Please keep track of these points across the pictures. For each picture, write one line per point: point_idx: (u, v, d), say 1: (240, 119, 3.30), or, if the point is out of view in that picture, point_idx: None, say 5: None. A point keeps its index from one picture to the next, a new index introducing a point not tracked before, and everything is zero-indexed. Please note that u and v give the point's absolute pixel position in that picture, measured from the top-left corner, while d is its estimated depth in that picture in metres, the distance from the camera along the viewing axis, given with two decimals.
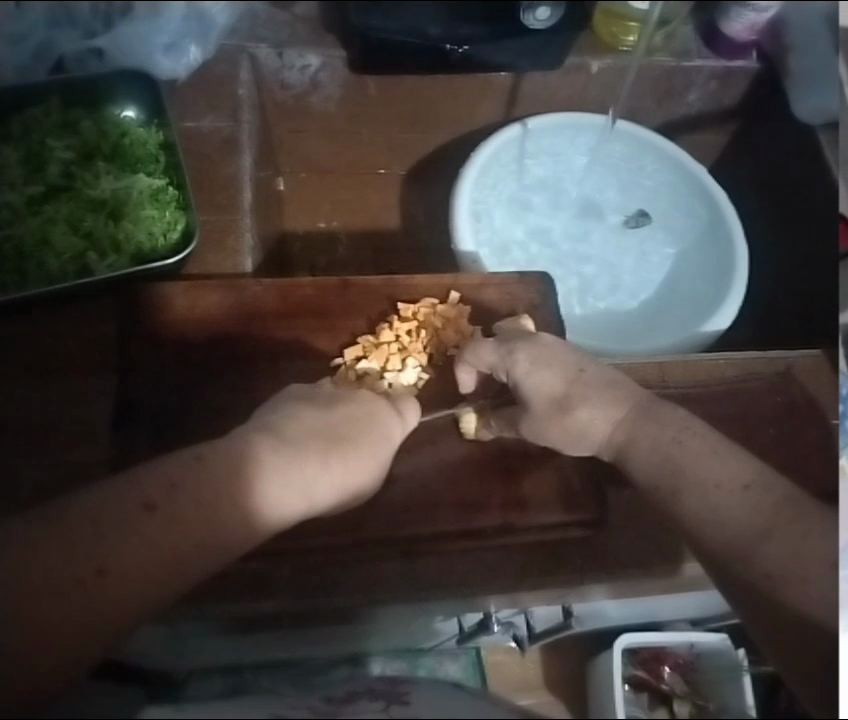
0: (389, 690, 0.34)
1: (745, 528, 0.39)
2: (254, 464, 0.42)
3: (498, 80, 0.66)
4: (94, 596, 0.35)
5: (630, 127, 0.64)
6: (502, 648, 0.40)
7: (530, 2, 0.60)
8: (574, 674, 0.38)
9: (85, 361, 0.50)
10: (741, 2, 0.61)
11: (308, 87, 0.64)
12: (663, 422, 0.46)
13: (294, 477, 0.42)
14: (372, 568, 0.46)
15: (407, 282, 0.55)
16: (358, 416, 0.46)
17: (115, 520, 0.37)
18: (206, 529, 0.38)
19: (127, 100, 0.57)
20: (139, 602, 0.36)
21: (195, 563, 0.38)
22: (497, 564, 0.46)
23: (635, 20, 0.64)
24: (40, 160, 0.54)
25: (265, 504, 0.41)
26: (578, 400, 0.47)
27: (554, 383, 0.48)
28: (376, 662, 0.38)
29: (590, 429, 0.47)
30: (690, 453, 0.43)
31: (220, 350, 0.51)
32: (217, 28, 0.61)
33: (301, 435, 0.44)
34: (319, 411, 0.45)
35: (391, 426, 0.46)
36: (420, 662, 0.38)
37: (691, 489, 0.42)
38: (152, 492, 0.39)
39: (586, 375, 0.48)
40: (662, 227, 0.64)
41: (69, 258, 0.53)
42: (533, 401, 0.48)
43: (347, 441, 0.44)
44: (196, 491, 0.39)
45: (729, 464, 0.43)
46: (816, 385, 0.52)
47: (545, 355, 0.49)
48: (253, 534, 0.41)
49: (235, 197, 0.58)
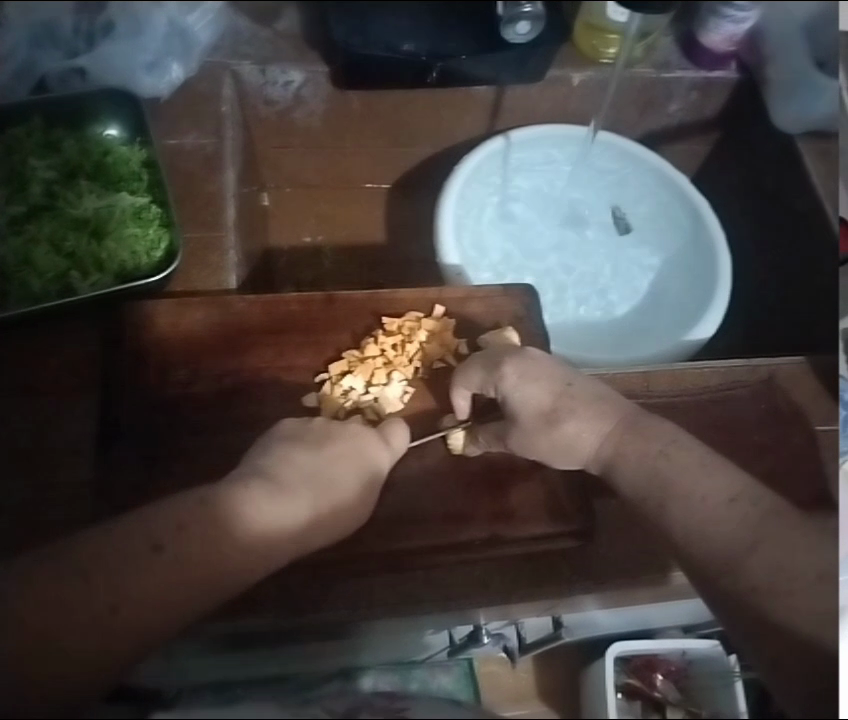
0: (388, 706, 0.34)
1: (730, 544, 0.39)
2: (251, 501, 0.42)
3: (479, 94, 0.66)
4: (106, 631, 0.35)
5: (613, 138, 0.65)
6: (495, 658, 0.40)
7: (510, 17, 0.65)
8: (567, 681, 0.38)
9: (69, 381, 0.50)
10: (716, 15, 0.64)
11: (292, 102, 0.65)
12: (649, 436, 0.46)
13: (293, 509, 0.42)
14: (361, 584, 0.45)
15: (391, 297, 0.55)
16: (351, 450, 0.46)
17: (124, 557, 0.37)
18: (215, 563, 0.38)
19: (110, 119, 0.57)
20: (150, 636, 0.36)
21: (205, 597, 0.38)
22: (484, 576, 0.46)
23: (615, 31, 0.65)
24: (22, 180, 0.54)
25: (269, 538, 0.41)
26: (565, 414, 0.48)
27: (543, 397, 0.48)
28: (368, 675, 0.37)
29: (577, 443, 0.47)
30: (676, 466, 0.43)
31: (204, 367, 0.51)
32: (199, 45, 0.62)
33: (299, 472, 0.44)
34: (315, 446, 0.45)
35: (380, 453, 0.47)
36: (412, 676, 0.38)
37: (677, 500, 0.42)
38: (159, 532, 0.39)
39: (574, 388, 0.49)
40: (647, 235, 0.64)
41: (52, 277, 0.53)
42: (522, 415, 0.48)
43: (340, 474, 0.45)
44: (201, 529, 0.39)
45: (719, 477, 0.43)
46: (800, 394, 0.52)
47: (533, 369, 0.49)
48: (259, 567, 0.41)
49: (219, 212, 0.58)
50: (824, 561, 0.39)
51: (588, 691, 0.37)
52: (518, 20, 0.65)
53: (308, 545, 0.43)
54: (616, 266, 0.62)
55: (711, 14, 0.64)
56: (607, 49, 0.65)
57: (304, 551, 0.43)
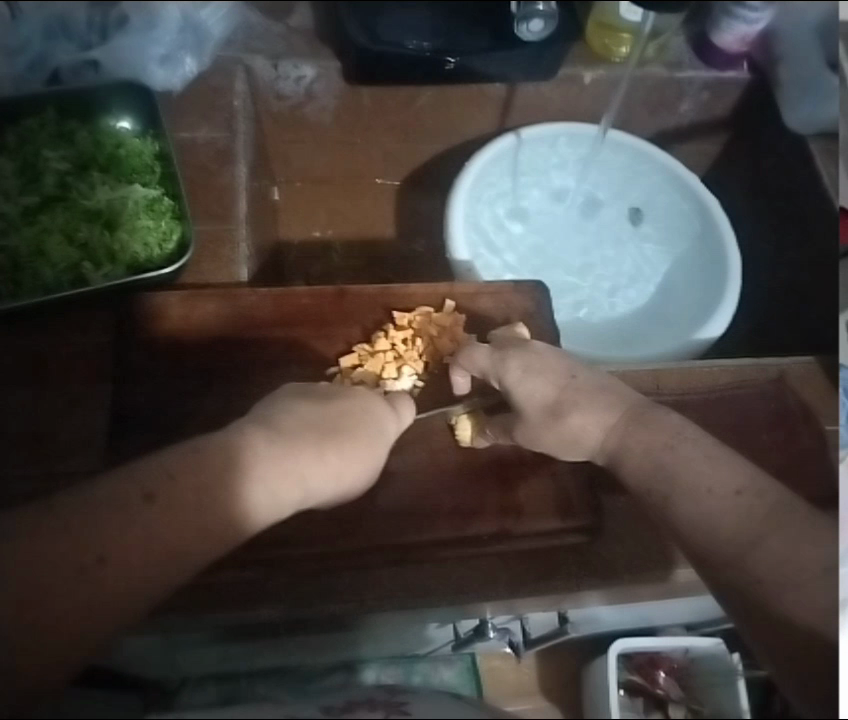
0: (389, 700, 0.33)
1: (741, 531, 0.38)
2: (250, 450, 0.41)
3: (492, 89, 0.68)
4: (97, 584, 0.33)
5: (622, 137, 0.65)
6: (498, 653, 0.40)
7: (524, 14, 0.63)
8: (566, 679, 0.37)
9: (82, 372, 0.50)
10: (731, 17, 0.60)
11: (304, 98, 0.66)
12: (655, 429, 0.45)
13: (296, 463, 0.42)
14: (370, 576, 0.45)
15: (402, 291, 0.56)
16: (354, 409, 0.46)
17: (114, 509, 0.36)
18: (207, 515, 0.38)
19: (123, 111, 0.57)
20: (140, 592, 0.35)
21: (197, 553, 0.37)
22: (491, 571, 0.46)
23: (628, 30, 0.64)
24: (35, 171, 0.54)
25: (264, 488, 0.41)
26: (570, 407, 0.47)
27: (546, 390, 0.48)
28: (371, 669, 0.37)
29: (582, 436, 0.47)
30: (683, 459, 0.43)
31: (215, 358, 0.51)
32: (213, 39, 0.61)
33: (295, 426, 0.44)
34: (315, 404, 0.46)
35: (387, 419, 0.47)
36: (415, 668, 0.37)
37: (684, 495, 0.41)
38: (150, 482, 0.38)
39: (577, 381, 0.48)
40: (659, 226, 0.64)
41: (64, 268, 0.53)
42: (527, 408, 0.48)
43: (342, 431, 0.45)
44: (195, 479, 0.39)
45: (724, 471, 0.42)
46: (812, 391, 0.51)
47: (536, 363, 0.49)
48: (250, 519, 0.40)
49: (230, 205, 0.59)
50: (827, 554, 0.37)
51: (591, 683, 0.37)
52: (532, 17, 0.63)
53: (302, 499, 0.42)
54: (624, 256, 0.63)
55: (725, 15, 0.60)
56: (619, 47, 0.65)
57: (297, 506, 0.42)
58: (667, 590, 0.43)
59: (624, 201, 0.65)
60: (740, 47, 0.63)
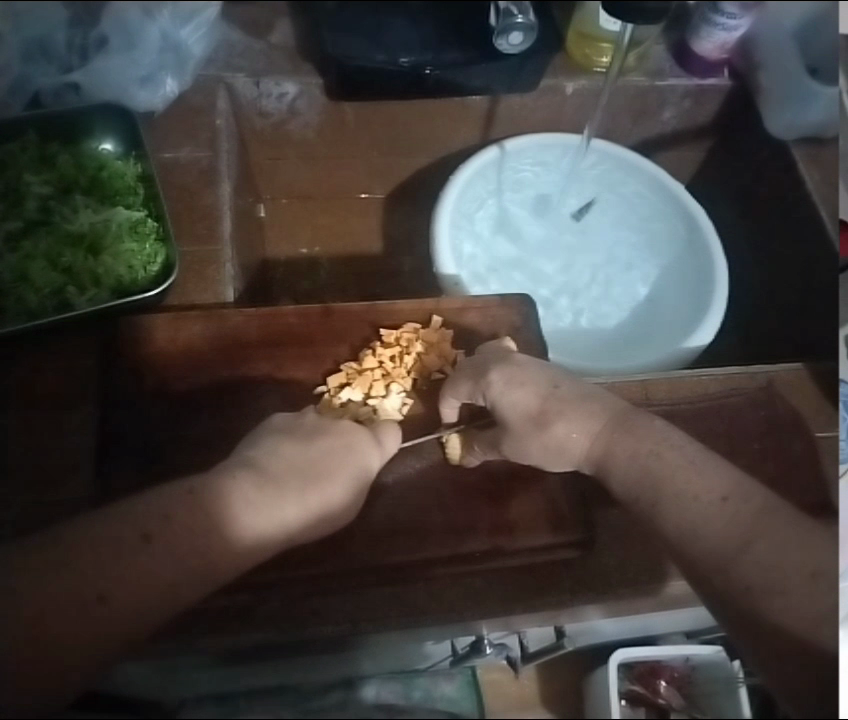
0: None
1: (725, 543, 0.38)
2: (235, 494, 0.41)
3: (474, 103, 0.68)
4: (95, 622, 0.33)
5: (608, 146, 0.65)
6: (497, 664, 0.42)
7: (503, 28, 0.65)
8: (566, 687, 0.41)
9: (68, 396, 0.50)
10: (709, 24, 0.62)
11: (287, 114, 0.68)
12: (639, 435, 0.45)
13: (284, 502, 0.42)
14: (360, 599, 0.45)
15: (388, 308, 0.55)
16: (340, 447, 0.46)
17: (112, 549, 0.36)
18: (201, 558, 0.38)
19: (106, 133, 0.57)
20: (126, 638, 0.35)
21: (190, 591, 0.37)
22: (486, 588, 0.46)
23: (608, 41, 0.66)
24: (17, 195, 0.53)
25: (255, 532, 0.41)
26: (554, 415, 0.47)
27: (532, 400, 0.47)
28: (371, 684, 0.38)
29: (568, 445, 0.46)
30: (668, 464, 0.43)
31: (201, 378, 0.51)
32: (194, 60, 0.64)
33: (283, 470, 0.43)
34: (301, 444, 0.45)
35: (371, 454, 0.46)
36: (415, 682, 0.39)
37: (670, 503, 0.41)
38: (148, 524, 0.38)
39: (561, 391, 0.48)
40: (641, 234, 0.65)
41: (49, 293, 0.52)
42: (513, 418, 0.47)
43: (328, 475, 0.44)
44: (189, 522, 0.38)
45: (706, 474, 0.42)
46: (801, 397, 0.50)
47: (519, 375, 0.49)
48: (236, 564, 0.40)
49: (215, 226, 0.59)
50: (816, 557, 0.37)
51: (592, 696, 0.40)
52: (511, 29, 0.65)
53: (290, 539, 0.43)
54: (611, 255, 0.63)
55: (703, 22, 0.62)
56: (599, 58, 0.67)
57: (284, 549, 0.43)
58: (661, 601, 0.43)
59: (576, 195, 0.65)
60: (719, 56, 0.64)
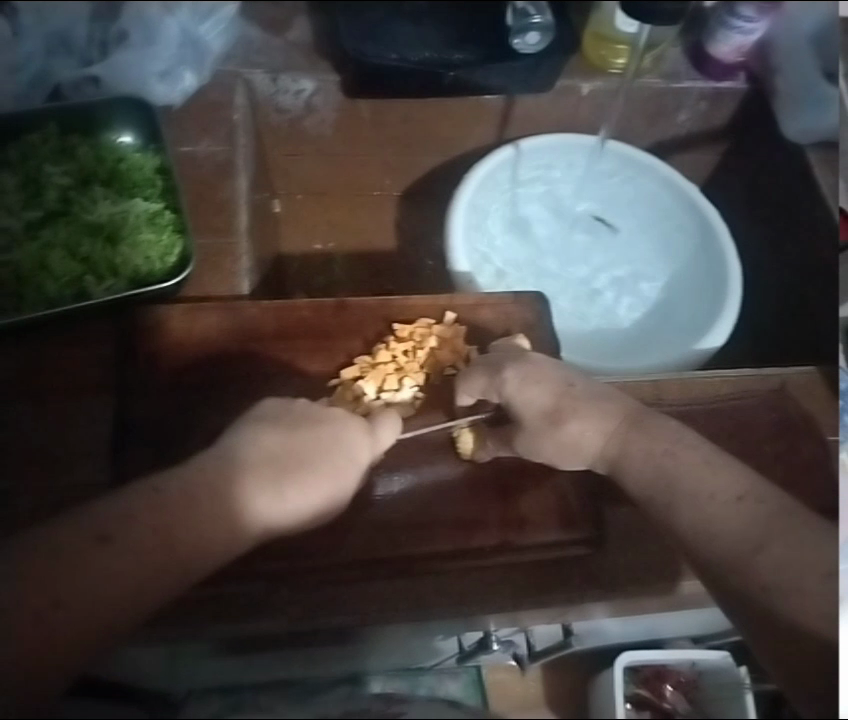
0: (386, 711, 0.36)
1: (738, 541, 0.40)
2: (204, 486, 0.41)
3: (490, 102, 0.70)
4: (53, 626, 0.36)
5: (622, 147, 0.66)
6: (504, 666, 0.41)
7: (522, 27, 0.69)
8: (575, 684, 0.40)
9: (83, 384, 0.50)
10: (726, 28, 0.66)
11: (303, 110, 0.68)
12: (653, 434, 0.46)
13: (267, 491, 0.43)
14: (370, 590, 0.44)
15: (402, 303, 0.55)
16: (320, 435, 0.45)
17: (70, 552, 0.37)
18: (161, 554, 0.39)
19: (125, 126, 0.58)
20: (96, 635, 0.37)
21: (152, 587, 0.38)
22: (495, 583, 0.45)
23: (623, 43, 0.69)
24: (37, 186, 0.54)
25: (232, 521, 0.41)
26: (568, 414, 0.48)
27: (543, 397, 0.49)
28: (376, 679, 0.38)
29: (583, 442, 0.47)
30: (683, 465, 0.44)
31: (215, 367, 0.51)
32: (212, 55, 0.65)
33: (257, 461, 0.43)
34: (281, 432, 0.44)
35: (355, 442, 0.46)
36: (419, 681, 0.39)
37: (684, 501, 0.42)
38: (107, 523, 0.39)
39: (575, 388, 0.50)
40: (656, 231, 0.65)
41: (67, 282, 0.53)
42: (526, 414, 0.49)
43: (305, 464, 0.44)
44: (149, 519, 0.39)
45: (721, 476, 0.43)
46: (813, 403, 0.51)
47: (535, 373, 0.50)
48: (207, 555, 0.40)
49: (231, 220, 0.59)
50: (830, 556, 0.40)
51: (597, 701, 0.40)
52: (528, 31, 0.69)
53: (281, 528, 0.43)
54: (625, 259, 0.63)
55: (721, 26, 0.66)
56: (615, 59, 0.69)
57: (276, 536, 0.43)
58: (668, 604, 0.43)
59: (589, 200, 0.65)
60: (736, 60, 0.67)
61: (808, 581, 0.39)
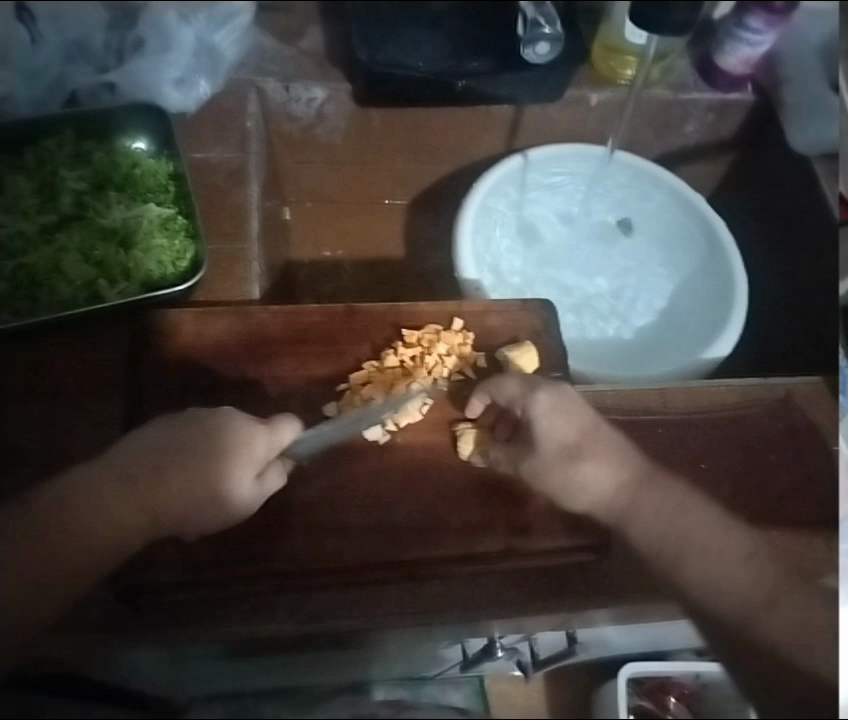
0: (392, 716, 0.41)
1: (746, 601, 0.42)
2: (89, 486, 0.44)
3: (499, 110, 0.69)
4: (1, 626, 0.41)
5: (629, 158, 0.65)
6: (506, 676, 0.46)
7: (528, 38, 0.70)
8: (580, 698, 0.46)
9: (91, 387, 0.50)
10: (734, 39, 0.67)
11: (315, 119, 0.69)
12: (665, 488, 0.47)
13: (165, 482, 0.43)
14: (378, 594, 0.46)
15: (410, 309, 0.56)
16: (211, 427, 0.46)
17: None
18: (40, 554, 0.41)
19: (139, 133, 0.60)
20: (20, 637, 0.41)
21: (45, 589, 0.41)
22: (500, 589, 0.46)
23: (633, 54, 0.68)
24: (52, 190, 0.56)
25: (124, 508, 0.43)
26: (588, 453, 0.47)
27: (571, 429, 0.47)
28: (378, 687, 0.43)
29: (590, 484, 0.46)
30: (692, 522, 0.45)
31: (226, 371, 0.51)
32: (227, 64, 0.67)
33: (139, 455, 0.45)
34: (160, 430, 0.46)
35: (251, 430, 0.45)
36: (422, 690, 0.44)
37: (693, 556, 0.43)
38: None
39: (600, 434, 0.49)
40: (663, 238, 0.63)
41: (80, 285, 0.54)
42: (546, 436, 0.47)
43: (186, 455, 0.45)
44: (27, 525, 0.42)
45: (728, 537, 0.45)
46: (818, 411, 0.53)
47: (566, 403, 0.49)
48: (84, 552, 0.42)
49: (243, 225, 0.60)
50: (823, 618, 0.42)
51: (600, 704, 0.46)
52: (537, 40, 0.70)
53: (184, 519, 0.44)
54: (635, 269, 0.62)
55: (730, 38, 0.67)
56: (624, 70, 0.69)
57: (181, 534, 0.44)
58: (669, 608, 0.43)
59: (604, 207, 0.64)
60: (744, 72, 0.68)
61: (818, 639, 0.41)
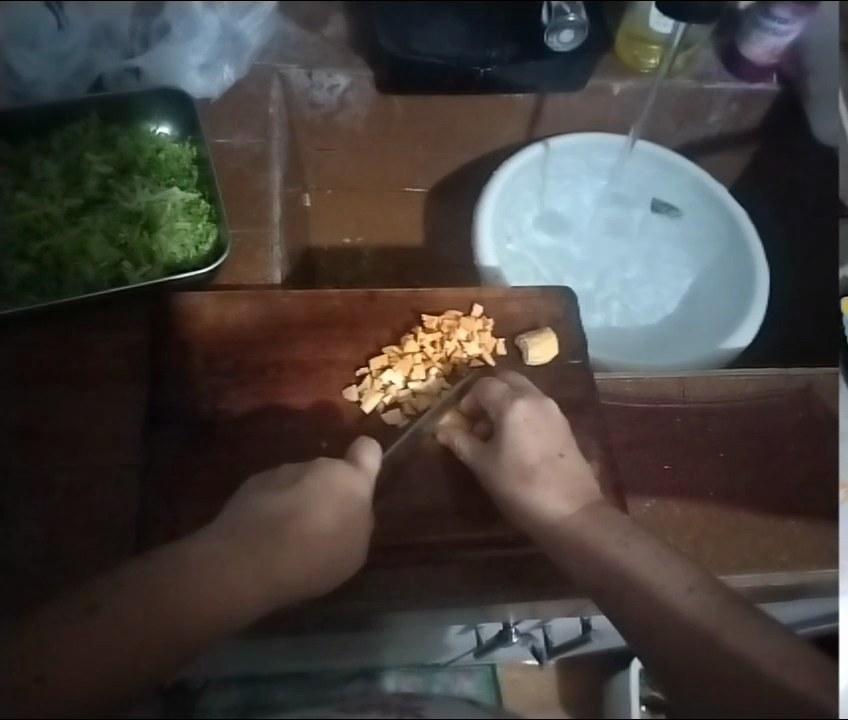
0: (405, 707, 0.30)
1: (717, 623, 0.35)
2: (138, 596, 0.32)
3: (520, 100, 0.69)
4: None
5: (653, 148, 0.65)
6: (521, 664, 0.38)
7: (554, 26, 0.67)
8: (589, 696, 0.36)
9: (115, 368, 0.53)
10: (760, 29, 0.64)
11: (336, 106, 0.69)
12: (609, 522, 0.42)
13: (287, 551, 0.38)
14: (394, 576, 0.45)
15: (431, 295, 0.57)
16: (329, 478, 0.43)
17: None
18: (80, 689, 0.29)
19: (163, 117, 0.60)
20: None
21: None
22: (517, 572, 0.44)
23: (658, 43, 0.67)
24: (78, 174, 0.55)
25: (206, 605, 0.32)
26: (543, 477, 0.45)
27: (532, 450, 0.46)
28: (390, 676, 0.34)
29: (544, 504, 0.43)
30: (632, 555, 0.38)
31: (248, 355, 0.52)
32: (250, 49, 0.65)
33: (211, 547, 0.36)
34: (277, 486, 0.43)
35: (359, 479, 0.44)
36: (435, 678, 0.35)
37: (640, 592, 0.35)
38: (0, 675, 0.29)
39: (563, 461, 0.47)
40: (693, 226, 0.64)
41: (105, 267, 0.54)
42: (506, 451, 0.46)
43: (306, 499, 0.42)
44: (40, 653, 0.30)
45: (672, 570, 0.36)
46: (838, 402, 0.52)
47: (539, 421, 0.48)
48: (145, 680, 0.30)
49: (265, 210, 0.62)
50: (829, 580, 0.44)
51: (611, 702, 0.36)
52: (562, 29, 0.67)
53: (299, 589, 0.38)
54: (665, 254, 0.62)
55: (755, 27, 0.64)
56: (648, 59, 0.67)
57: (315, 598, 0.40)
58: (644, 628, 0.34)
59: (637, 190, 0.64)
60: (770, 61, 0.66)
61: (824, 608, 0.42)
